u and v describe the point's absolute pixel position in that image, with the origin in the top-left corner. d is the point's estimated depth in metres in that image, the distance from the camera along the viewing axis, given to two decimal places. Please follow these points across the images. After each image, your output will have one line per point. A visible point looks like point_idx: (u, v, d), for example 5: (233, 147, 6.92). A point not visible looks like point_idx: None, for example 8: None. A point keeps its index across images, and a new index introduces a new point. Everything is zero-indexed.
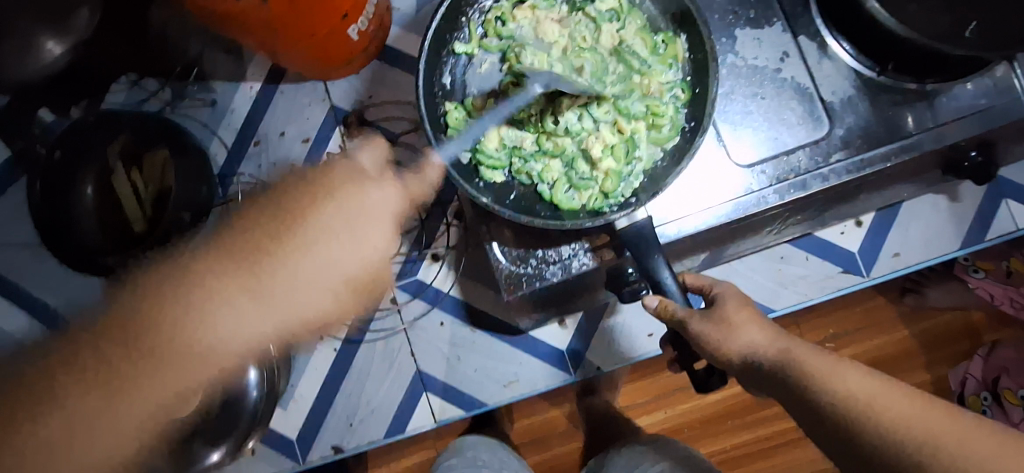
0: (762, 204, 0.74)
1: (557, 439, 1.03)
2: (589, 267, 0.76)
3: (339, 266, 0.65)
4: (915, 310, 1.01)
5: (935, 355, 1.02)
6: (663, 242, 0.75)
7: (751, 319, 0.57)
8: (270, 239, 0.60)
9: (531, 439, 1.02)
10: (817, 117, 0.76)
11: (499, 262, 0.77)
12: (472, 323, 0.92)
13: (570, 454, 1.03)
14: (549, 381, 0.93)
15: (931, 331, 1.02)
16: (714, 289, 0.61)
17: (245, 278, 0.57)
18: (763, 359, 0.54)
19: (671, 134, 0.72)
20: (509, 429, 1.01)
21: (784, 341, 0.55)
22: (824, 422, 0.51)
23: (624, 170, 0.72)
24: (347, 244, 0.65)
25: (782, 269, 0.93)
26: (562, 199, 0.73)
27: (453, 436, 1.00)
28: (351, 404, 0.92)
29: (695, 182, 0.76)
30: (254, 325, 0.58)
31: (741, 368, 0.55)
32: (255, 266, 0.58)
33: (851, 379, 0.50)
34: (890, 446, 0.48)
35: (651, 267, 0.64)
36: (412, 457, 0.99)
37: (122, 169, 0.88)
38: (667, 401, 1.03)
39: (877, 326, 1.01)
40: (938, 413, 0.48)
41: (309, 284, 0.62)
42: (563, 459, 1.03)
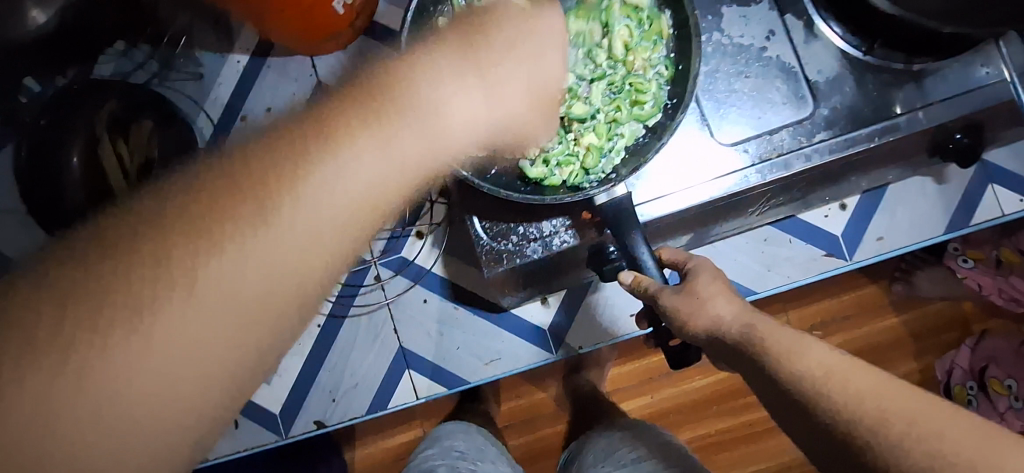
0: (745, 184, 0.74)
1: (543, 421, 1.04)
2: (571, 244, 0.77)
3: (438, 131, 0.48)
4: (903, 299, 1.02)
5: (919, 344, 1.02)
6: (641, 222, 0.75)
7: (726, 293, 0.57)
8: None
9: (517, 420, 1.03)
10: (802, 96, 0.75)
11: (480, 238, 0.77)
12: (456, 300, 0.92)
13: (554, 437, 1.03)
14: (531, 359, 0.93)
15: (917, 321, 1.02)
16: (688, 264, 0.61)
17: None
18: (728, 334, 0.54)
19: (654, 111, 0.71)
20: (496, 410, 1.02)
21: (753, 317, 0.54)
22: (782, 398, 0.51)
23: (605, 146, 0.72)
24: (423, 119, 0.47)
25: (765, 250, 0.93)
26: (541, 176, 0.72)
27: (439, 415, 1.01)
28: (335, 377, 0.92)
29: (675, 160, 0.76)
30: (467, 109, 0.51)
31: (707, 342, 0.56)
32: (464, 45, 0.54)
33: (807, 349, 0.51)
34: (844, 423, 0.47)
35: (628, 244, 0.65)
36: (399, 437, 1.00)
37: (108, 140, 0.87)
38: (654, 386, 1.04)
39: (863, 316, 1.02)
40: (896, 391, 0.48)
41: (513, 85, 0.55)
42: (548, 442, 1.04)
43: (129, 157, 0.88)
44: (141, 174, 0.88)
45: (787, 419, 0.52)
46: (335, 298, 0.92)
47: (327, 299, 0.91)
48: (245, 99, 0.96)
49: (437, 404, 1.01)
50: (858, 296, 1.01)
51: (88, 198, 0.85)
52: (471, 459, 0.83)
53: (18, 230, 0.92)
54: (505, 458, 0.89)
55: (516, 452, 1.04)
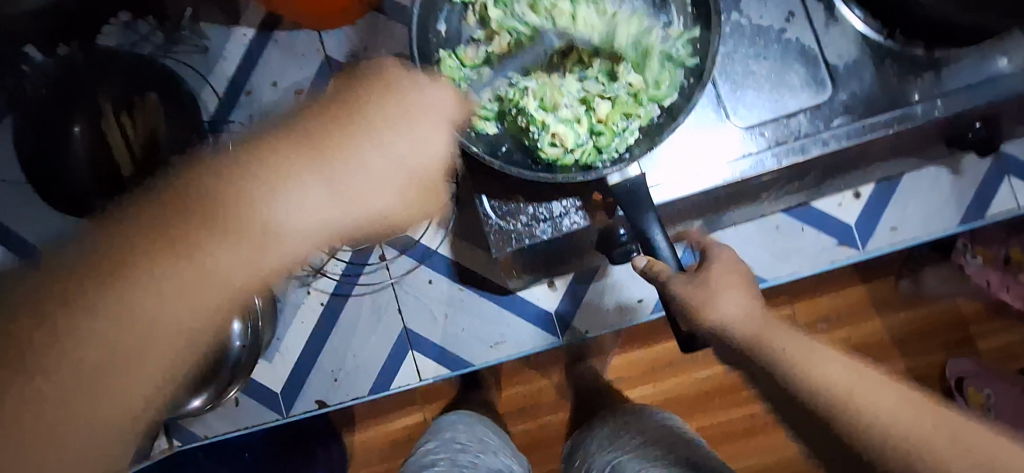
0: (758, 168, 0.73)
1: (543, 408, 1.03)
2: (582, 225, 0.75)
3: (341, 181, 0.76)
4: (913, 295, 1.00)
5: (923, 343, 1.02)
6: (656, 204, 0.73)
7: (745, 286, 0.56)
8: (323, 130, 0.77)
9: (517, 406, 1.03)
10: (819, 81, 0.74)
11: (488, 216, 0.76)
12: (461, 281, 0.90)
13: (556, 426, 1.03)
14: (535, 343, 0.92)
15: (924, 317, 1.02)
16: (702, 244, 0.61)
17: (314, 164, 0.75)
18: (737, 334, 0.54)
19: (670, 91, 0.69)
20: (496, 395, 1.02)
21: (773, 324, 0.54)
22: (792, 404, 0.52)
23: (620, 126, 0.70)
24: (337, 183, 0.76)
25: (776, 239, 0.91)
26: (555, 156, 0.69)
27: (439, 399, 1.01)
28: (336, 357, 0.91)
29: (689, 143, 0.74)
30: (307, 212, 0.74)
31: (717, 338, 0.55)
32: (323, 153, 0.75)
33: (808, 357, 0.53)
34: (858, 430, 0.49)
35: (640, 224, 0.64)
36: (400, 421, 0.99)
37: (112, 113, 0.86)
38: (656, 375, 1.03)
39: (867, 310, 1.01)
40: (899, 407, 0.49)
41: (366, 168, 0.76)
42: (548, 429, 1.03)
43: (132, 132, 0.87)
44: (146, 149, 0.86)
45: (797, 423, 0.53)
46: (339, 277, 0.90)
47: (332, 277, 0.90)
48: (248, 74, 0.94)
49: (438, 388, 1.01)
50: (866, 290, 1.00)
51: (93, 176, 0.85)
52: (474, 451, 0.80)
53: (18, 201, 0.91)
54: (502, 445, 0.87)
55: (515, 438, 1.03)
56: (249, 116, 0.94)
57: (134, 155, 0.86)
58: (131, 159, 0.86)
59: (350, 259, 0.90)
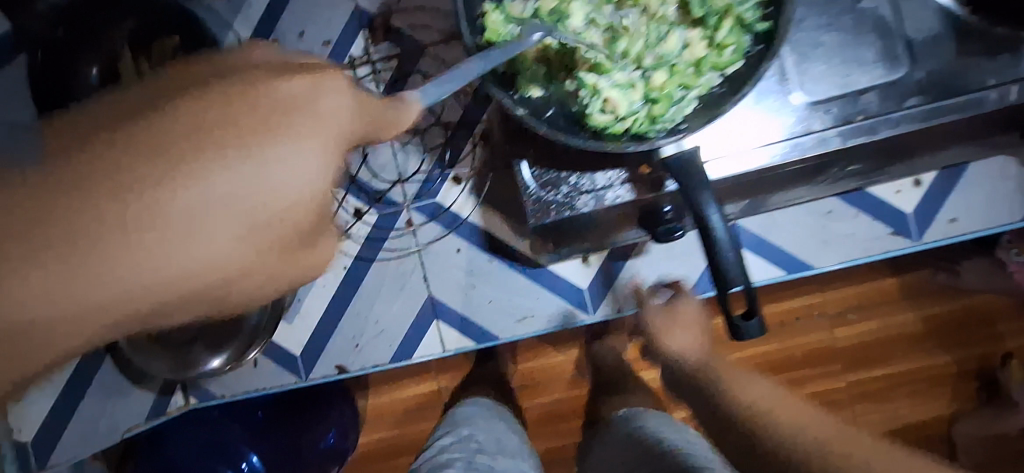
0: (822, 146, 0.68)
1: (559, 384, 1.01)
2: (627, 199, 0.70)
3: (229, 221, 0.36)
4: (944, 288, 0.99)
5: (948, 340, 1.01)
6: (713, 180, 0.68)
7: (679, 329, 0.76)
8: (91, 159, 0.32)
9: (534, 381, 1.01)
10: (895, 56, 0.68)
11: (526, 185, 0.72)
12: (490, 252, 0.86)
13: (571, 403, 1.01)
14: (563, 320, 0.89)
15: (950, 315, 1.00)
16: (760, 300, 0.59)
17: (26, 226, 0.30)
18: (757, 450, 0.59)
19: (734, 58, 0.63)
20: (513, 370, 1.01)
21: (699, 357, 0.73)
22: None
23: (676, 94, 0.65)
24: (198, 242, 0.35)
25: (827, 225, 0.87)
26: (605, 123, 0.64)
27: (456, 370, 1.00)
28: (358, 324, 0.89)
29: (749, 115, 0.69)
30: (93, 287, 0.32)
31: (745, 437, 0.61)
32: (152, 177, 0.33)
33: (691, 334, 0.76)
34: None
35: (697, 201, 0.59)
36: (417, 388, 1.00)
37: (129, 56, 0.80)
38: None
39: (896, 303, 1.00)
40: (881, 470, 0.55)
41: (237, 203, 0.35)
42: (563, 405, 1.01)
43: (149, 71, 0.79)
44: None
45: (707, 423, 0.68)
46: (364, 241, 0.87)
47: (357, 241, 0.87)
48: (274, 21, 0.89)
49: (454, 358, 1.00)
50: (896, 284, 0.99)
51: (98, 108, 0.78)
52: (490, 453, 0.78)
53: None
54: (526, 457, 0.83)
55: (528, 414, 1.02)
56: None
57: (143, 96, 0.78)
58: (138, 95, 0.77)
59: (376, 222, 0.87)
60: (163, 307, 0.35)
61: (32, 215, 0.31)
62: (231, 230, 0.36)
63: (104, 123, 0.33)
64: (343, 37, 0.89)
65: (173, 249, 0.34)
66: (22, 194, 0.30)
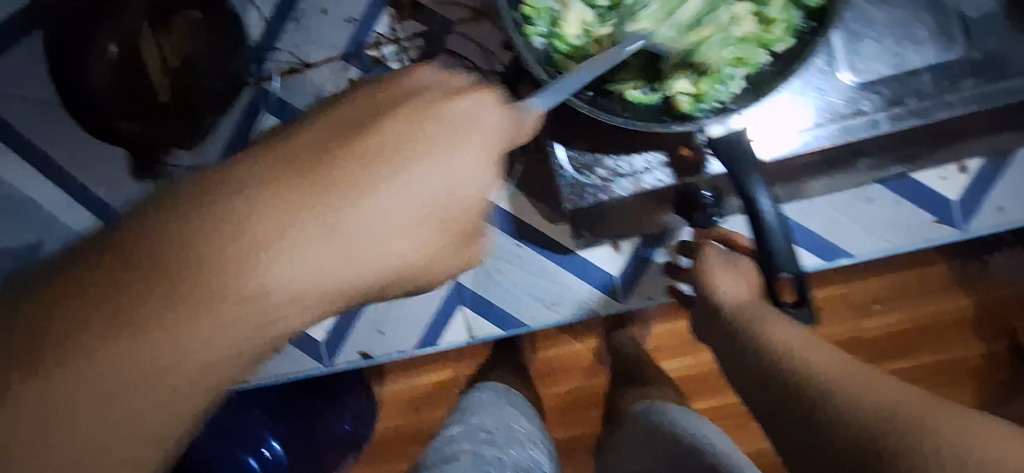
0: (872, 129, 0.65)
1: (579, 372, 0.99)
2: (666, 183, 0.68)
3: (412, 216, 0.42)
4: (974, 279, 0.97)
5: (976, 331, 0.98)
6: (763, 160, 0.66)
7: (729, 271, 0.68)
8: (308, 169, 0.39)
9: (553, 369, 0.99)
10: (950, 35, 0.65)
11: (561, 168, 0.69)
12: (520, 238, 0.84)
13: (590, 392, 1.00)
14: (592, 308, 0.87)
15: (979, 305, 0.98)
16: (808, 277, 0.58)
17: (285, 209, 0.38)
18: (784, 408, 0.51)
19: (784, 35, 0.60)
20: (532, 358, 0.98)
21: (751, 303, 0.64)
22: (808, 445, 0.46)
23: (723, 73, 0.62)
24: (378, 225, 0.40)
25: (868, 211, 0.84)
26: (646, 101, 0.63)
27: (475, 358, 0.98)
28: (383, 309, 0.87)
29: (799, 94, 0.66)
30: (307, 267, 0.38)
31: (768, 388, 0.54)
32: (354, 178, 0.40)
33: (743, 282, 0.67)
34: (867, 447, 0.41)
35: (745, 184, 0.57)
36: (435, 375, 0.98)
37: (146, 31, 0.77)
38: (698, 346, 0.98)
39: (926, 293, 0.97)
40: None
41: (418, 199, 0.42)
42: (583, 392, 1.00)
43: (169, 52, 0.78)
44: (184, 73, 0.78)
45: (722, 361, 0.66)
46: None
47: None
48: None
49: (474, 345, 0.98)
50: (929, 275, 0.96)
51: (115, 96, 0.76)
52: (500, 443, 0.78)
53: (40, 120, 0.82)
54: (539, 444, 0.83)
55: (547, 402, 1.00)
56: (297, 46, 0.86)
57: (171, 79, 0.78)
58: (166, 80, 0.78)
59: None
60: (328, 297, 0.40)
61: (287, 189, 0.38)
62: (396, 224, 0.41)
63: (314, 139, 0.40)
64: (368, 14, 0.86)
65: (368, 230, 0.40)
66: (225, 183, 0.38)
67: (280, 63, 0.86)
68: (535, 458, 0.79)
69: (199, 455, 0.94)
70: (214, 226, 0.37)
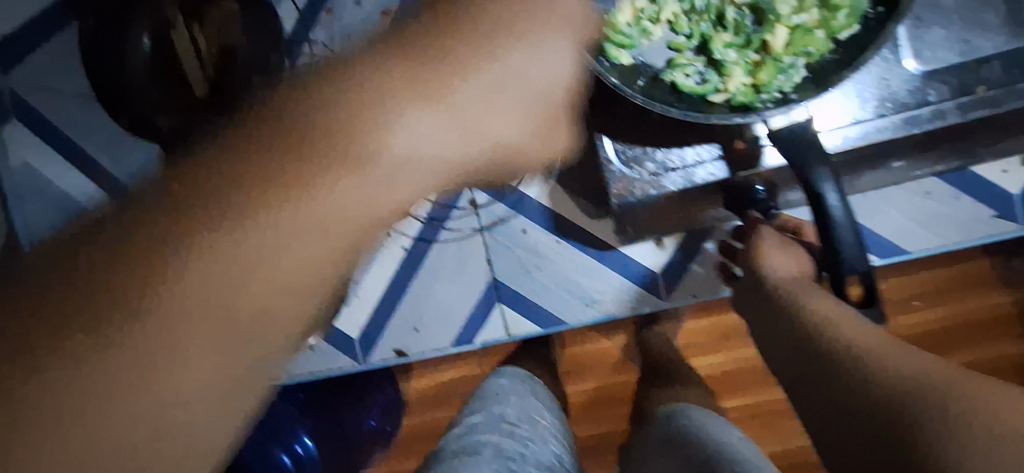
0: (939, 120, 0.63)
1: (607, 369, 0.93)
2: (718, 176, 0.66)
3: (473, 134, 0.47)
4: None
5: None
6: (832, 152, 0.63)
7: (780, 248, 0.62)
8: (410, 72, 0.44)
9: (579, 366, 0.92)
10: (1022, 23, 0.62)
11: (608, 161, 0.67)
12: (558, 233, 0.84)
13: (616, 389, 0.92)
14: (633, 305, 0.86)
15: None
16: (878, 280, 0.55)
17: (395, 107, 0.44)
18: (823, 380, 0.47)
19: (850, 22, 0.57)
20: (558, 355, 0.92)
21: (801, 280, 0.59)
22: (855, 424, 0.42)
23: (784, 61, 0.60)
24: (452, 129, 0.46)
25: (923, 205, 0.82)
26: (700, 91, 0.61)
27: (500, 357, 0.93)
28: (418, 306, 0.86)
29: (868, 84, 0.63)
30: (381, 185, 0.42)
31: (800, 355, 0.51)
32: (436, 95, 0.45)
33: (798, 262, 0.61)
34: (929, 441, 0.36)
35: (810, 179, 0.54)
36: (456, 372, 0.92)
37: (181, 23, 0.74)
38: (732, 343, 0.90)
39: (992, 290, 0.87)
40: None
41: (489, 120, 0.47)
42: (612, 391, 0.93)
43: (204, 45, 0.74)
44: (219, 64, 0.75)
45: (756, 327, 0.61)
46: (424, 220, 0.83)
47: (418, 219, 0.83)
48: None
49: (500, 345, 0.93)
50: (997, 271, 0.86)
51: (163, 92, 0.75)
52: (523, 438, 0.72)
53: (78, 112, 0.83)
54: (564, 441, 0.77)
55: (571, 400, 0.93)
56: (329, 37, 0.85)
57: (206, 72, 0.75)
58: (200, 70, 0.75)
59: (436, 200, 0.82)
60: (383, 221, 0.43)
61: (394, 89, 0.44)
62: (478, 145, 0.48)
63: (416, 80, 0.45)
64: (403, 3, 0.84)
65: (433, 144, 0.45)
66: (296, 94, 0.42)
67: (312, 53, 0.84)
68: (558, 454, 0.73)
69: None
70: (348, 118, 0.42)
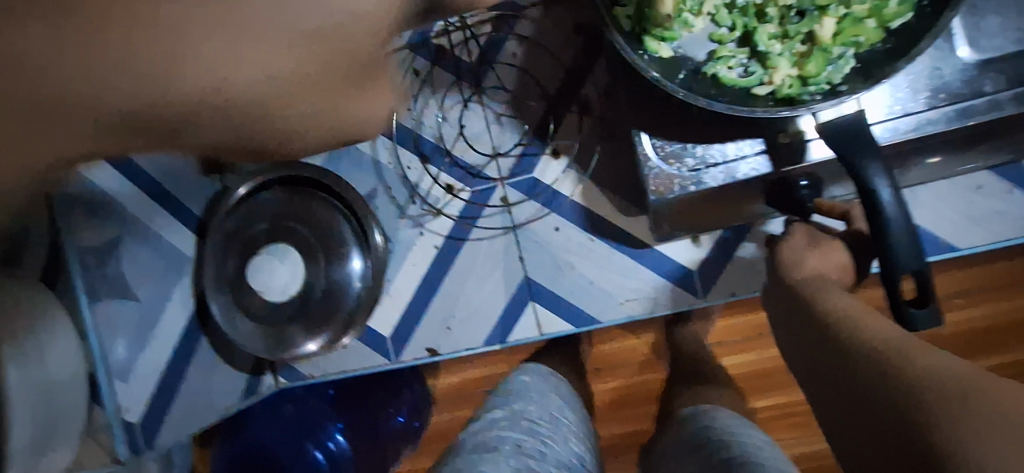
0: (996, 112, 0.60)
1: (635, 367, 0.90)
2: (761, 172, 0.64)
3: None
4: None
5: None
6: (880, 142, 0.61)
7: (812, 246, 0.58)
8: None
9: (607, 364, 0.90)
10: None
11: (643, 156, 0.66)
12: (590, 230, 0.84)
13: (643, 388, 0.90)
14: (669, 303, 0.84)
15: None
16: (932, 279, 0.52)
17: None
18: (841, 369, 0.45)
19: (903, 11, 0.55)
20: (586, 353, 0.90)
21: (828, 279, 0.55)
22: (870, 411, 0.41)
23: (833, 51, 0.58)
24: None
25: (975, 200, 0.81)
26: (744, 83, 0.59)
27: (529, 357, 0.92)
28: (450, 303, 0.86)
29: (923, 73, 0.61)
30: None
31: (820, 345, 0.49)
32: None
33: (829, 264, 0.57)
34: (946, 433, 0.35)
35: (860, 171, 0.53)
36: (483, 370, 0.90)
37: None
38: (765, 341, 0.86)
39: None
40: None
41: None
42: (643, 391, 0.90)
43: None
44: None
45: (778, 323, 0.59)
46: (457, 218, 0.85)
47: (450, 217, 0.85)
48: None
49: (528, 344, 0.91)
50: None
51: None
52: (542, 435, 0.68)
53: None
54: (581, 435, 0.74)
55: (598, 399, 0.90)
56: None
57: None
58: None
59: (469, 198, 0.85)
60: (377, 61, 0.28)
61: None
62: None
63: None
64: None
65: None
66: None
67: None
68: (580, 453, 0.68)
69: (258, 439, 0.94)
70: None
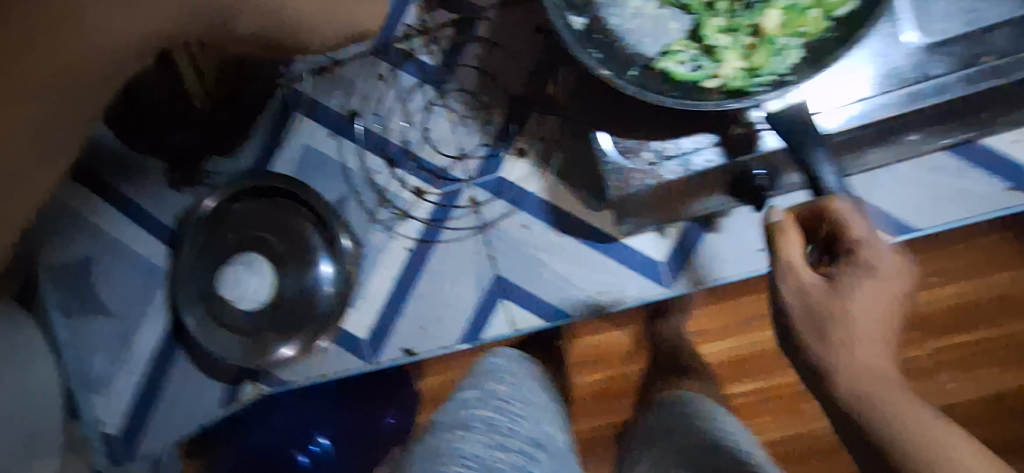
0: (940, 95, 0.61)
1: (615, 359, 0.86)
2: (718, 163, 0.64)
3: None
4: None
5: None
6: (823, 134, 0.62)
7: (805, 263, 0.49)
8: None
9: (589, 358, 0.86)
10: None
11: (600, 153, 0.67)
12: (557, 226, 0.85)
13: (626, 381, 0.86)
14: (639, 295, 0.86)
15: None
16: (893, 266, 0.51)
17: None
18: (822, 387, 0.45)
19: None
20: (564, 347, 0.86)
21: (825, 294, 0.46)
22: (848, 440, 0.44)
23: (779, 42, 0.59)
24: None
25: (935, 182, 0.82)
26: (694, 77, 0.60)
27: None
28: (424, 305, 0.87)
29: (863, 63, 0.62)
30: None
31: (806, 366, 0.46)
32: None
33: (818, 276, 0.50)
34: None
35: (807, 156, 0.53)
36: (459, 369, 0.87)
37: None
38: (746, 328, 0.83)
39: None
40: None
41: None
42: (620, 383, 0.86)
43: None
44: None
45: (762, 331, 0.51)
46: (426, 220, 0.86)
47: (419, 220, 0.86)
48: None
49: None
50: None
51: None
52: (514, 414, 0.69)
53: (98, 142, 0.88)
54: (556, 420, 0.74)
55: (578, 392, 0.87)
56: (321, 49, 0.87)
57: None
58: None
59: (438, 201, 0.86)
60: None
61: None
62: None
63: None
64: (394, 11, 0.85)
65: None
66: None
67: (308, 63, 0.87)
68: (552, 433, 0.70)
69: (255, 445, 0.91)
70: None
